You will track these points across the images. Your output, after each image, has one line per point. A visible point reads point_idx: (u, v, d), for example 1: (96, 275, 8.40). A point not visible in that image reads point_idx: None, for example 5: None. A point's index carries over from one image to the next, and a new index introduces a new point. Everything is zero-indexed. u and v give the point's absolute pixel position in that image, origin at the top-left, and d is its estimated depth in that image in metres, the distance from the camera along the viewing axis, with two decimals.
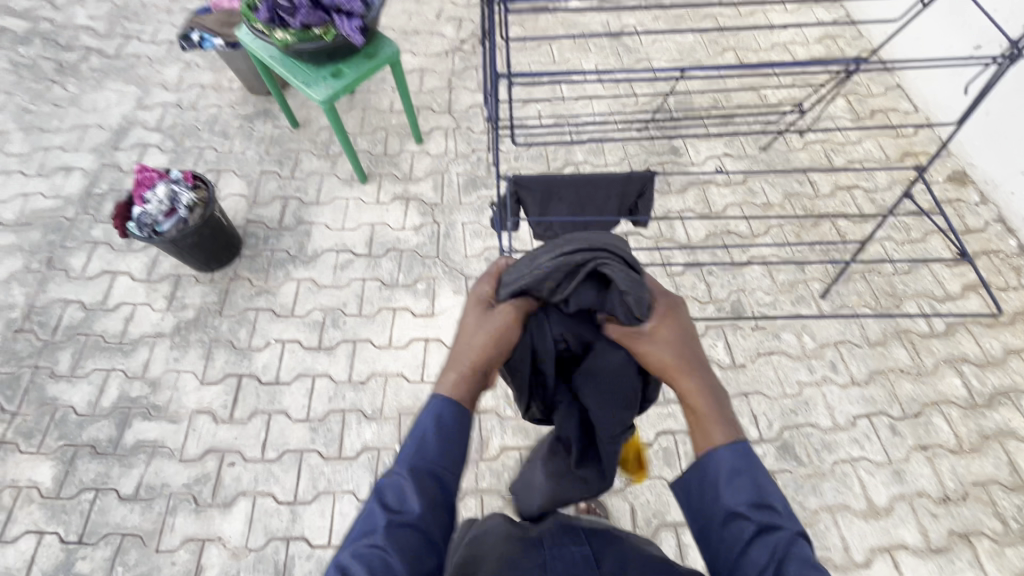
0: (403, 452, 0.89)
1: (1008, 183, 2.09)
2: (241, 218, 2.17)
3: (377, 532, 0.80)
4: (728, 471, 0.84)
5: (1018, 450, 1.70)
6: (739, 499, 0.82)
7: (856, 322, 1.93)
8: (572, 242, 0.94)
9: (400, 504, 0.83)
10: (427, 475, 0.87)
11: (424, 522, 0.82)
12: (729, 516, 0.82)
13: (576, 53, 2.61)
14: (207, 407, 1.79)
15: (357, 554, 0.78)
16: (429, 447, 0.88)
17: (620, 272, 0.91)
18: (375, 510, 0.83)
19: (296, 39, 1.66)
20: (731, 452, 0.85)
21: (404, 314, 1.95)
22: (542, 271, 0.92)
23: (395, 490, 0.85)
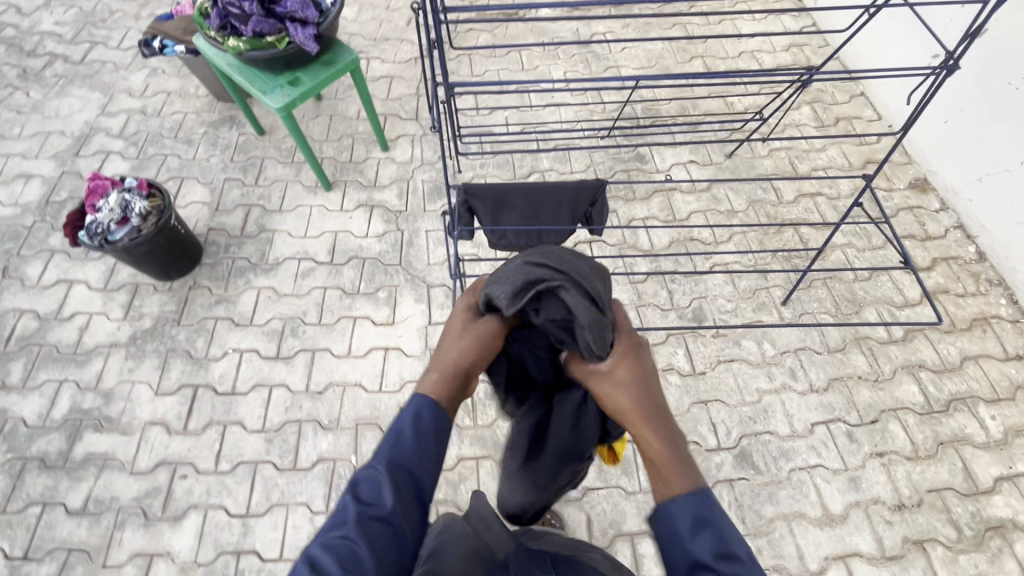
0: (380, 442, 0.86)
1: (966, 191, 2.11)
2: (202, 226, 2.15)
3: (348, 524, 0.77)
4: (688, 524, 0.78)
5: (973, 456, 1.71)
6: (702, 550, 0.76)
7: (817, 328, 1.93)
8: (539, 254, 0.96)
9: (375, 497, 0.80)
10: (404, 471, 0.83)
11: (398, 519, 0.79)
12: (691, 568, 0.76)
13: (545, 61, 2.61)
14: (161, 419, 1.77)
15: (324, 546, 0.75)
16: (408, 444, 0.85)
17: (572, 293, 0.91)
18: (348, 500, 0.79)
19: (248, 47, 1.64)
20: (690, 502, 0.79)
21: (364, 322, 1.94)
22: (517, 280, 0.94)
23: (371, 483, 0.82)
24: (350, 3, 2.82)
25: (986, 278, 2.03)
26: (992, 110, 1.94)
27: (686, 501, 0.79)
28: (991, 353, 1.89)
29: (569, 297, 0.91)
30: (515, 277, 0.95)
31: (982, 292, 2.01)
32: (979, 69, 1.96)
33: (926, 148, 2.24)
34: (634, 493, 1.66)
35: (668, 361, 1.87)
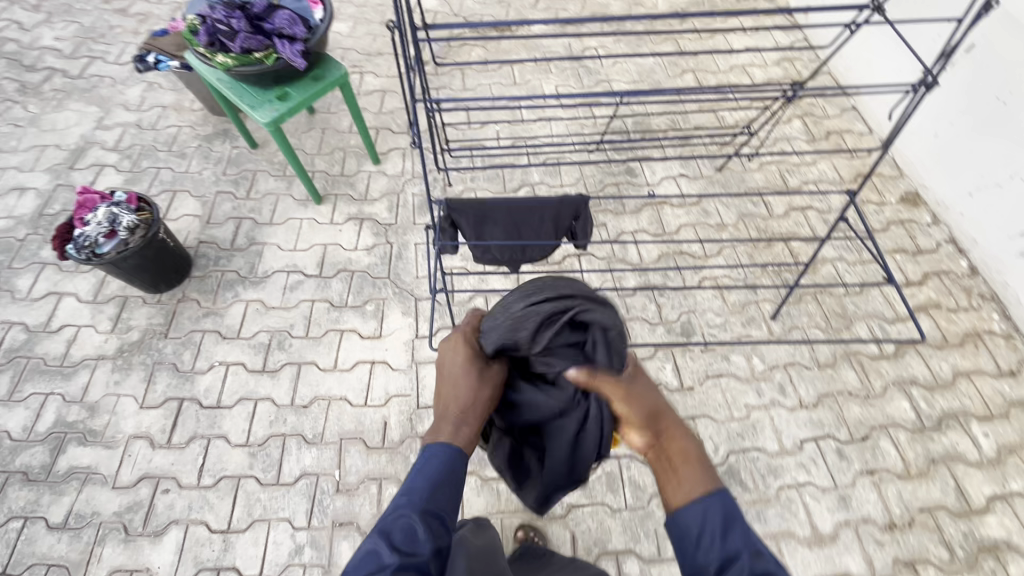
0: (409, 492, 0.92)
1: (958, 205, 2.10)
2: (193, 239, 2.16)
3: (386, 569, 0.81)
4: (720, 519, 0.86)
5: (966, 474, 1.68)
6: (736, 547, 0.83)
7: (806, 343, 1.91)
8: (544, 286, 1.02)
9: (410, 543, 0.85)
10: (435, 519, 0.89)
11: (432, 565, 0.84)
12: (725, 563, 0.82)
13: (537, 75, 2.63)
14: (145, 432, 1.76)
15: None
16: (438, 491, 0.92)
17: (596, 313, 0.98)
18: (382, 548, 0.83)
19: (236, 63, 1.66)
20: (722, 497, 0.88)
21: (350, 336, 1.94)
22: (519, 313, 1.00)
23: (404, 531, 0.86)
24: (345, 18, 2.86)
25: (978, 293, 2.01)
26: (981, 124, 1.93)
27: (717, 497, 0.89)
28: (983, 369, 1.86)
29: (594, 316, 0.98)
30: (527, 317, 0.99)
31: (974, 307, 1.99)
32: (969, 83, 1.95)
33: (917, 161, 2.23)
34: (620, 510, 1.64)
35: (656, 376, 1.86)
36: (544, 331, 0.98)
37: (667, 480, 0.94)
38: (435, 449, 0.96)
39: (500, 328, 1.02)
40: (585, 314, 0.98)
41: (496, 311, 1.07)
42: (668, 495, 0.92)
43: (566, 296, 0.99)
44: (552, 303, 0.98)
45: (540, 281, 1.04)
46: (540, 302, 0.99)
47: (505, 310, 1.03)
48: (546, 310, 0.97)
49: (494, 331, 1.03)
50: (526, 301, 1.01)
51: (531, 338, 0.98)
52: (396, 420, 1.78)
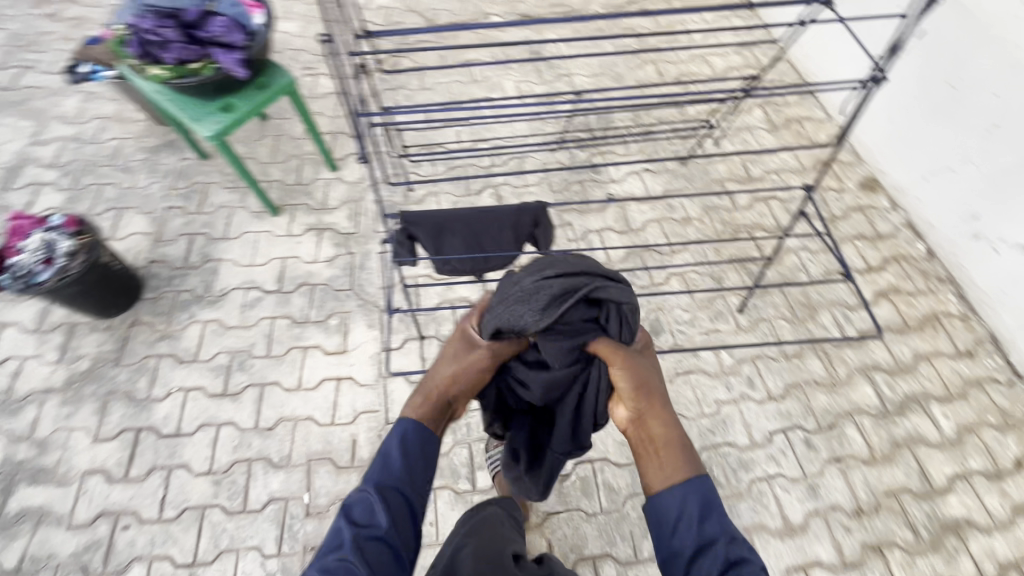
0: (371, 469, 1.00)
1: (913, 189, 2.13)
2: (143, 258, 2.06)
3: (346, 546, 0.91)
4: (699, 504, 0.93)
5: (928, 456, 1.73)
6: (712, 532, 0.90)
7: (773, 334, 1.93)
8: (557, 260, 1.02)
9: (368, 518, 0.94)
10: (393, 492, 0.98)
11: (391, 537, 0.93)
12: (701, 550, 0.90)
13: (496, 71, 2.58)
14: (100, 467, 1.69)
15: (323, 568, 0.90)
16: (394, 465, 0.99)
17: (611, 290, 1.01)
18: (343, 524, 0.94)
19: (172, 75, 1.57)
20: (702, 484, 0.94)
21: (314, 352, 1.88)
22: (532, 287, 0.99)
23: (363, 506, 0.96)
24: (295, 17, 2.74)
25: (935, 276, 2.06)
26: (932, 111, 1.96)
27: (698, 483, 0.94)
28: (942, 351, 1.91)
29: (607, 294, 1.01)
30: (540, 293, 0.98)
31: (932, 290, 2.03)
32: (919, 70, 1.98)
33: (874, 147, 2.26)
34: (595, 515, 1.64)
35: None
36: (556, 309, 0.98)
37: (650, 461, 0.98)
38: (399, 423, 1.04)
39: (505, 306, 1.01)
40: (599, 291, 1.00)
41: (502, 283, 1.06)
42: (649, 477, 0.97)
43: (578, 272, 1.00)
44: (565, 279, 0.99)
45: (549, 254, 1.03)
46: (551, 277, 0.99)
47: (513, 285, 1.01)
48: (556, 288, 0.97)
49: (503, 308, 1.01)
50: (535, 278, 0.99)
51: (546, 318, 0.97)
52: (365, 438, 1.74)
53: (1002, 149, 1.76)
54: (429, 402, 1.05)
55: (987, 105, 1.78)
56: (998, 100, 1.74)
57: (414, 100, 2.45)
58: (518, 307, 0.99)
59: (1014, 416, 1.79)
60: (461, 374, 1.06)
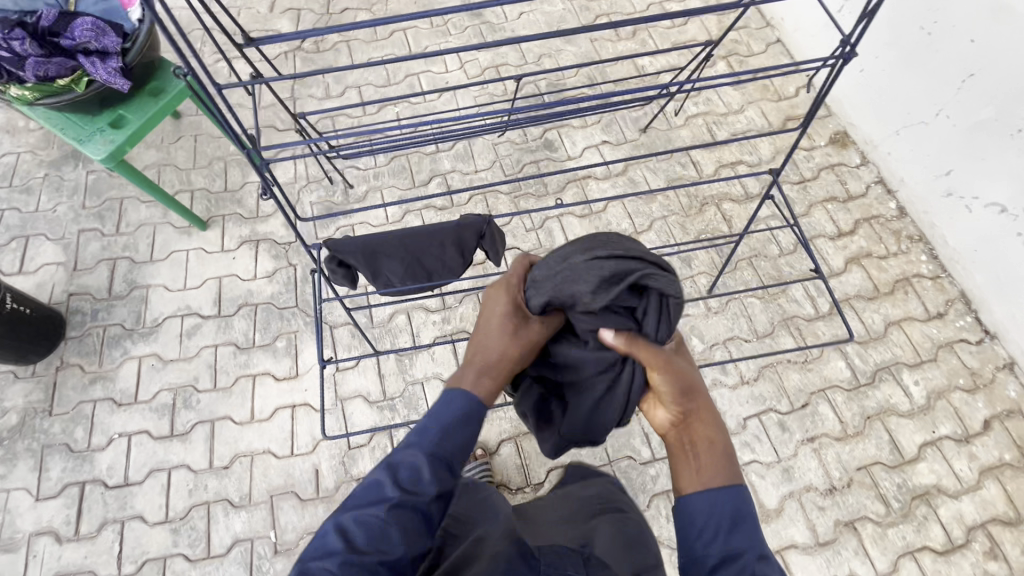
0: (424, 430, 0.94)
1: (884, 144, 2.01)
2: (61, 292, 1.86)
3: (384, 504, 0.86)
4: (729, 516, 0.90)
5: (899, 426, 1.72)
6: (738, 544, 0.88)
7: (744, 314, 1.86)
8: (607, 242, 0.99)
9: (415, 484, 0.89)
10: (443, 464, 0.92)
11: (430, 508, 0.88)
12: (723, 559, 0.87)
13: (434, 39, 2.32)
14: (48, 527, 1.58)
15: (358, 518, 0.85)
16: (452, 439, 0.93)
17: (662, 280, 0.94)
18: (386, 482, 0.88)
19: (37, 94, 1.35)
20: (734, 495, 0.91)
21: (264, 380, 1.76)
22: (578, 265, 0.96)
23: (410, 469, 0.90)
24: None
25: (907, 235, 1.98)
26: (905, 60, 1.82)
27: (730, 494, 0.91)
28: (913, 315, 1.87)
29: (657, 284, 0.94)
30: (587, 271, 0.95)
31: (904, 252, 1.96)
32: (892, 13, 1.81)
33: (844, 99, 2.11)
34: None
35: None
36: (602, 291, 0.94)
37: (682, 468, 0.96)
38: (455, 399, 0.96)
39: (557, 286, 0.98)
40: (648, 279, 0.94)
41: (549, 257, 1.03)
42: (681, 478, 0.95)
43: (630, 256, 0.95)
44: (614, 261, 0.95)
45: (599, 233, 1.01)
46: (604, 257, 0.95)
47: (562, 263, 0.99)
48: (606, 268, 0.93)
49: (548, 283, 0.99)
50: (585, 257, 0.96)
51: (591, 297, 0.94)
52: (328, 467, 1.66)
53: (979, 102, 1.65)
54: (495, 382, 0.99)
55: (963, 53, 1.65)
56: (975, 47, 1.61)
57: (346, 81, 2.20)
58: (562, 285, 0.97)
59: (983, 377, 1.78)
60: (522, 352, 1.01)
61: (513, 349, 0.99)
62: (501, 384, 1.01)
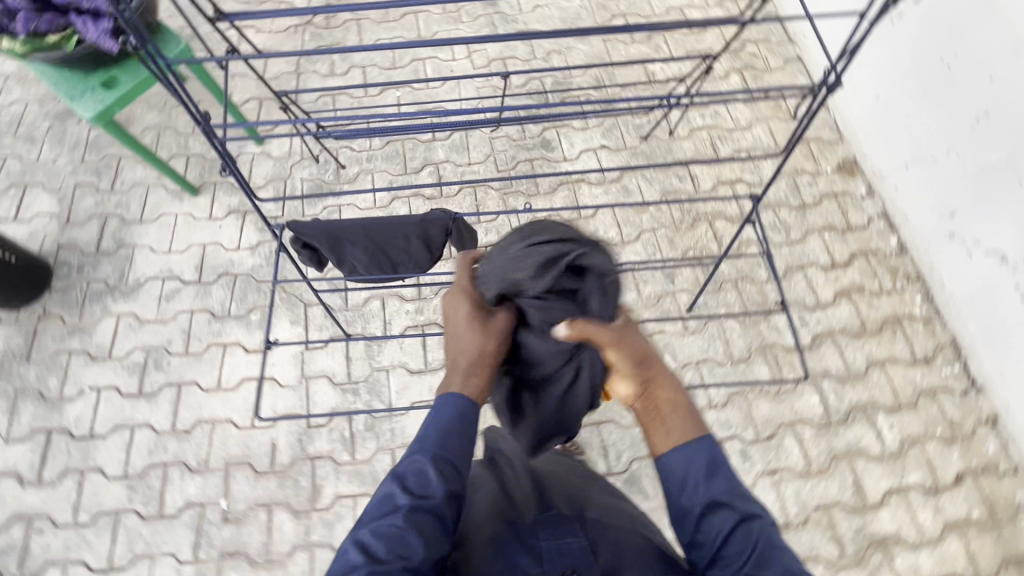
0: (425, 438, 0.96)
1: (893, 176, 1.92)
2: (52, 243, 1.91)
3: (400, 512, 0.88)
4: (706, 465, 0.93)
5: (866, 469, 1.67)
6: (717, 489, 0.92)
7: (721, 337, 1.82)
8: (547, 227, 0.95)
9: (424, 488, 0.91)
10: (450, 463, 0.94)
11: (445, 509, 0.90)
12: (708, 508, 0.91)
13: (445, 26, 2.30)
14: (12, 469, 1.64)
15: (378, 530, 0.86)
16: (452, 438, 0.96)
17: (599, 258, 0.91)
18: (398, 492, 0.91)
19: (29, 48, 1.38)
20: (706, 445, 0.95)
21: (234, 350, 1.78)
22: (521, 255, 0.94)
23: (418, 476, 0.92)
24: None
25: (903, 274, 1.90)
26: (923, 92, 1.73)
27: (703, 445, 0.95)
28: (899, 357, 1.80)
29: (594, 261, 0.91)
30: (527, 260, 0.93)
31: (897, 290, 1.88)
32: (914, 40, 1.72)
33: (857, 126, 2.03)
34: None
35: None
36: (544, 276, 0.92)
37: (655, 429, 0.98)
38: (449, 401, 0.99)
39: (501, 273, 0.97)
40: (588, 260, 0.91)
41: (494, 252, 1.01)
42: (657, 440, 0.97)
43: (567, 238, 0.93)
44: (553, 245, 0.92)
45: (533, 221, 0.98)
46: (543, 243, 0.92)
47: (502, 253, 0.97)
48: (545, 254, 0.91)
49: (495, 273, 0.98)
50: (524, 245, 0.94)
51: (533, 286, 0.93)
52: (285, 442, 1.68)
53: (992, 143, 1.56)
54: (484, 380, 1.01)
55: (981, 91, 1.56)
56: (993, 84, 1.52)
57: (351, 60, 2.20)
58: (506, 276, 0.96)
59: (963, 429, 1.72)
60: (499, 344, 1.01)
61: (493, 346, 1.00)
62: (488, 376, 1.02)
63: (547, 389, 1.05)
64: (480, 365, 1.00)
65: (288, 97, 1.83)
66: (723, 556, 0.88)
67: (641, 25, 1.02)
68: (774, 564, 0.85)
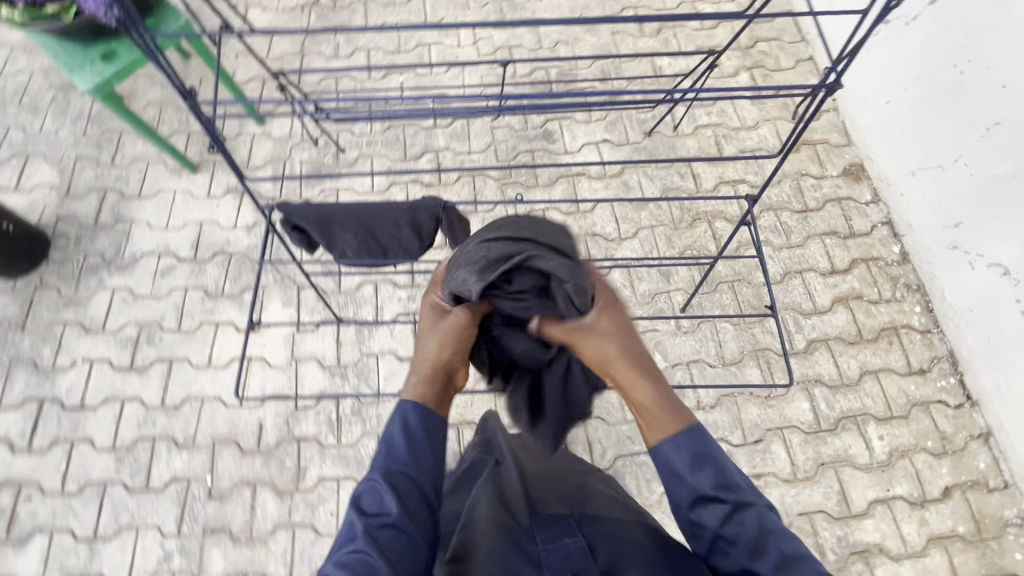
0: (376, 457, 0.95)
1: (900, 183, 1.88)
2: (50, 214, 1.92)
3: (357, 538, 0.87)
4: (689, 457, 0.91)
5: (852, 478, 1.66)
6: (703, 482, 0.90)
7: (714, 338, 1.80)
8: (513, 224, 0.95)
9: (378, 508, 0.90)
10: (402, 477, 0.92)
11: (403, 523, 0.88)
12: (698, 501, 0.90)
13: (452, 10, 2.26)
14: (3, 435, 1.66)
15: (340, 561, 0.85)
16: (400, 451, 0.94)
17: (551, 262, 0.89)
18: (355, 517, 0.90)
19: (27, 18, 1.37)
20: (688, 439, 0.92)
21: (226, 329, 1.79)
22: (473, 256, 0.94)
23: (372, 497, 0.91)
24: None
25: (904, 283, 1.86)
26: (933, 98, 1.70)
27: (685, 439, 0.93)
28: (894, 367, 1.78)
29: (546, 264, 0.89)
30: (478, 258, 0.92)
31: (897, 299, 1.85)
32: (928, 44, 1.69)
33: (864, 130, 1.98)
34: None
35: None
36: (491, 272, 0.91)
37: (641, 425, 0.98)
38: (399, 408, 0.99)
39: (455, 274, 0.97)
40: (539, 263, 0.89)
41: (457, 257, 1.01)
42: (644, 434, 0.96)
43: (519, 239, 0.93)
44: (504, 246, 0.92)
45: (499, 222, 0.98)
46: (496, 242, 0.93)
47: (460, 255, 0.97)
48: (494, 252, 0.91)
49: (453, 276, 0.97)
50: (477, 243, 0.95)
51: (477, 283, 0.91)
52: (272, 423, 1.69)
53: (1001, 154, 1.54)
54: (428, 382, 1.01)
55: (994, 99, 1.54)
56: (1006, 93, 1.50)
57: (356, 43, 2.18)
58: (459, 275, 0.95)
59: (954, 443, 1.69)
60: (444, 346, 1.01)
61: (433, 345, 1.01)
62: (437, 380, 1.01)
63: (551, 371, 1.09)
64: (429, 367, 1.01)
65: (288, 77, 1.81)
66: (721, 546, 0.88)
67: (642, 16, 1.01)
68: (769, 550, 0.84)
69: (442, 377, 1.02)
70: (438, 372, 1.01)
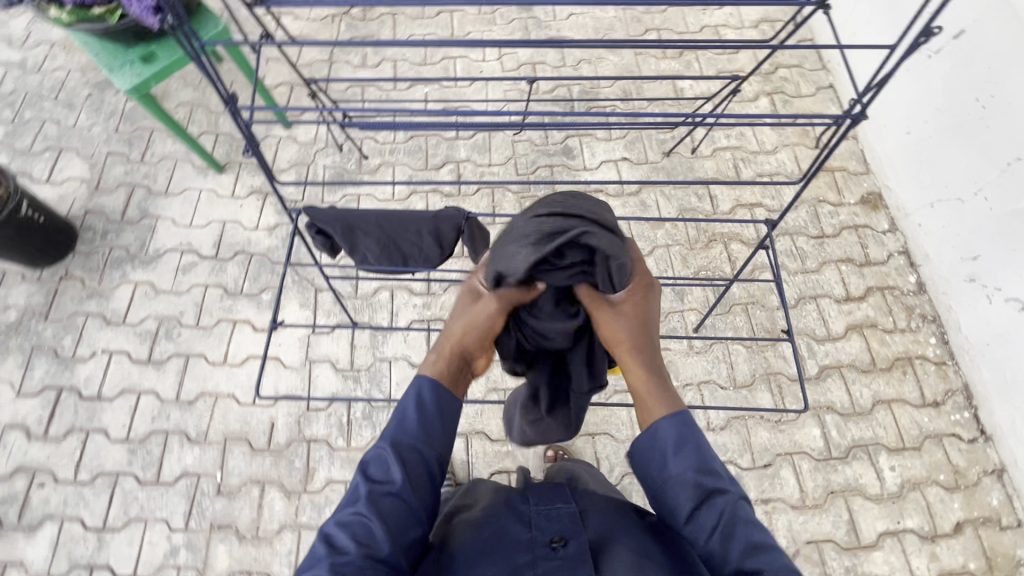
0: (388, 425, 0.94)
1: (918, 215, 1.89)
2: (79, 207, 1.97)
3: (360, 501, 0.86)
4: (674, 439, 0.91)
5: (862, 508, 1.64)
6: (686, 465, 0.89)
7: (726, 359, 1.80)
8: (552, 201, 0.92)
9: (384, 475, 0.88)
10: (409, 450, 0.91)
11: (407, 495, 0.87)
12: (673, 484, 0.89)
13: (479, 26, 2.32)
14: (21, 423, 1.69)
15: (341, 521, 0.85)
16: (411, 424, 0.93)
17: (597, 238, 0.87)
18: (359, 481, 0.88)
19: (73, 18, 1.45)
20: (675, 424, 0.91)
21: (242, 327, 1.82)
22: (520, 228, 0.90)
23: (380, 464, 0.90)
24: None
25: (920, 314, 1.86)
26: (953, 130, 1.72)
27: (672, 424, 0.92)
28: (907, 398, 1.76)
29: (594, 242, 0.87)
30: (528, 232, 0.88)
31: (912, 329, 1.84)
32: (948, 78, 1.71)
33: (884, 161, 2.00)
34: None
35: None
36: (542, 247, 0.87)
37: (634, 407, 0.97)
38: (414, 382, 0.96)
39: (500, 248, 0.92)
40: (588, 241, 0.87)
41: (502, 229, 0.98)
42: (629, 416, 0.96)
43: (569, 216, 0.89)
44: (555, 219, 0.88)
45: (546, 197, 0.95)
46: (543, 216, 0.89)
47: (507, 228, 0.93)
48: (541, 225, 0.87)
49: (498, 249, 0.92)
50: (528, 217, 0.90)
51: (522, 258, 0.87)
52: (283, 423, 1.70)
53: (1020, 190, 1.55)
54: (448, 362, 0.98)
55: (1013, 135, 1.55)
56: None
57: (383, 54, 2.23)
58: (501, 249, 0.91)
59: (966, 477, 1.67)
60: (470, 329, 0.97)
61: (459, 326, 0.98)
62: (453, 362, 0.98)
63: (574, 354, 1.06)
64: (451, 347, 0.98)
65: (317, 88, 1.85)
66: (690, 532, 0.86)
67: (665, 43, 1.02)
68: (736, 539, 0.83)
69: (460, 359, 0.99)
70: (464, 352, 0.98)
